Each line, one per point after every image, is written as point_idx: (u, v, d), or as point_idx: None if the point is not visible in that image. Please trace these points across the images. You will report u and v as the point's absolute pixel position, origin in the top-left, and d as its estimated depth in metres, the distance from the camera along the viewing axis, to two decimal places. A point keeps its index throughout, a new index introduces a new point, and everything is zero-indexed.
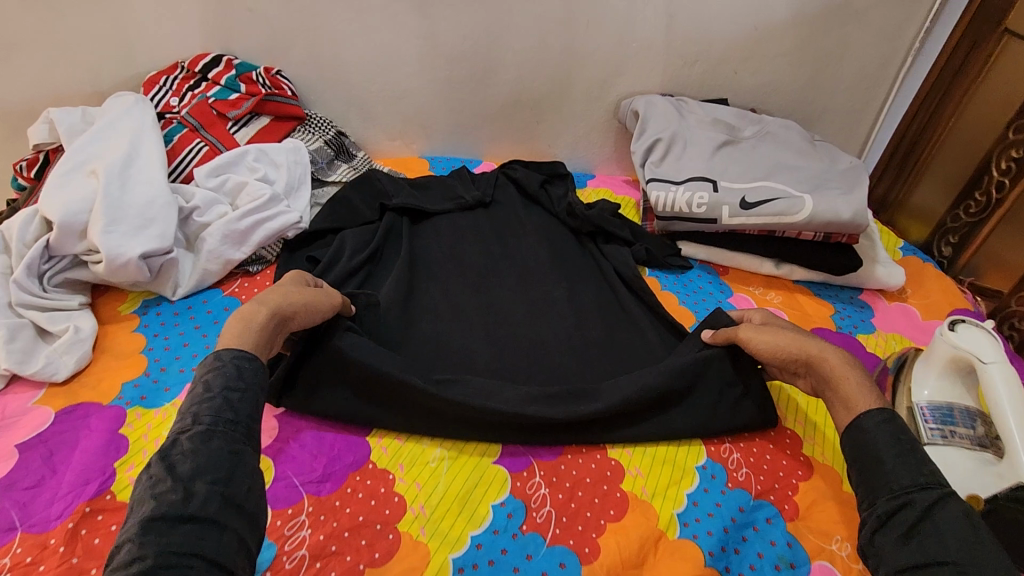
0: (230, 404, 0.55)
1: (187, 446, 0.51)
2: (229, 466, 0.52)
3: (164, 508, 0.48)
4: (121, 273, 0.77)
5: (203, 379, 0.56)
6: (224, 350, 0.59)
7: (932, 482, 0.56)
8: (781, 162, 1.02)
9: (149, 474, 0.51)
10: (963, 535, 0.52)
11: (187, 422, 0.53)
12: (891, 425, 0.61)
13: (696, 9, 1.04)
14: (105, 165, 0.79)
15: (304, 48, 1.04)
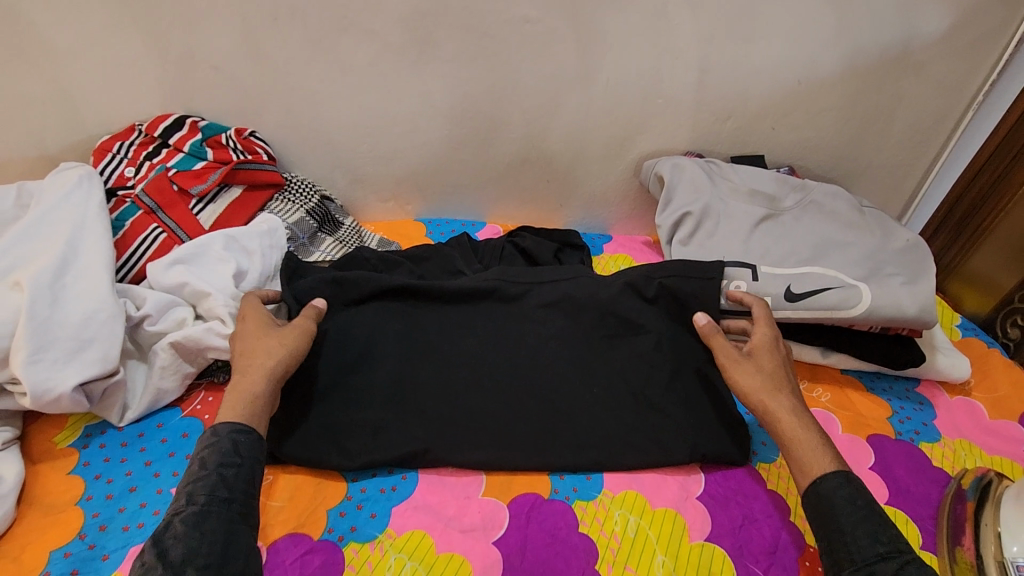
0: (225, 481, 0.57)
1: (179, 531, 0.53)
2: (222, 548, 0.53)
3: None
4: (52, 407, 0.64)
5: (198, 457, 0.58)
6: (221, 425, 0.60)
7: (893, 550, 0.56)
8: (828, 239, 0.90)
9: (142, 559, 0.52)
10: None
11: (182, 503, 0.55)
12: (849, 488, 0.61)
13: (731, 63, 0.92)
14: (31, 274, 0.66)
15: (282, 108, 0.91)
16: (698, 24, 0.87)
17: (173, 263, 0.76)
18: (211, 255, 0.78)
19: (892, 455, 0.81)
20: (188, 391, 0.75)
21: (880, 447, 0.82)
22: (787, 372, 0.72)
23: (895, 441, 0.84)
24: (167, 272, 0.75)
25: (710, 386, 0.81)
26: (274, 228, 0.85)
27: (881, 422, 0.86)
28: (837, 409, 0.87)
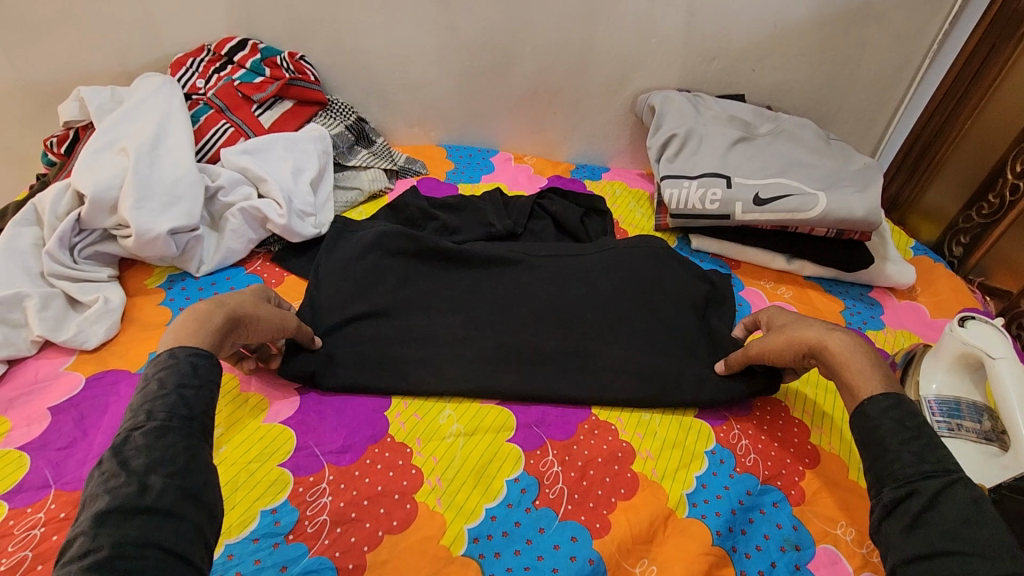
0: (185, 399, 0.50)
1: (139, 442, 0.46)
2: (188, 459, 0.47)
3: (116, 502, 0.42)
4: (149, 247, 0.79)
5: (152, 377, 0.50)
6: (178, 347, 0.53)
7: (938, 469, 0.51)
8: (794, 159, 1.04)
9: (98, 473, 0.45)
10: (977, 526, 0.47)
11: (140, 418, 0.48)
12: (897, 412, 0.56)
13: (716, 6, 1.06)
14: (135, 143, 0.82)
15: (329, 35, 1.06)
16: None
17: (243, 151, 0.91)
18: (273, 150, 0.93)
19: None
20: (249, 256, 0.91)
21: None
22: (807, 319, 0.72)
23: (846, 327, 0.98)
24: (237, 157, 0.90)
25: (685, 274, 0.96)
26: (326, 142, 1.00)
27: (833, 314, 1.00)
28: (797, 303, 1.02)
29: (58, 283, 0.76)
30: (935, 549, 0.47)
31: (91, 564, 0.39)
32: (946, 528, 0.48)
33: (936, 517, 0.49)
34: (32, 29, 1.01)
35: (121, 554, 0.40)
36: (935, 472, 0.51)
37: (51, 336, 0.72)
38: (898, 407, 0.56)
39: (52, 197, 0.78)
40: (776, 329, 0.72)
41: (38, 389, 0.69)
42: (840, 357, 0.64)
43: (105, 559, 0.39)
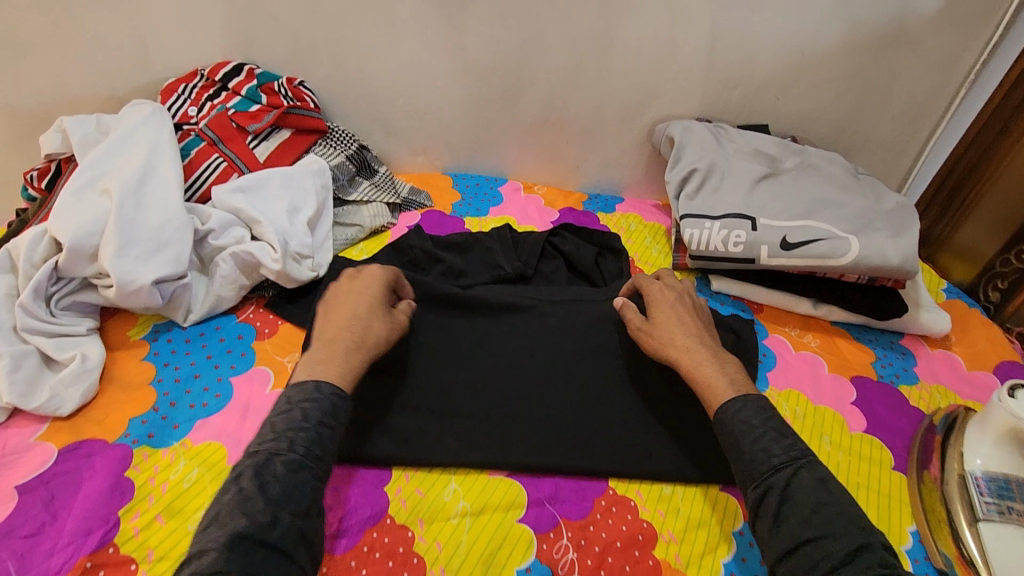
0: (321, 440, 0.59)
1: (279, 472, 0.55)
2: (308, 501, 0.56)
3: (252, 528, 0.52)
4: (133, 298, 0.73)
5: (301, 407, 0.59)
6: (324, 383, 0.62)
7: (784, 462, 0.61)
8: (823, 197, 0.96)
9: (240, 488, 0.54)
10: (826, 510, 0.57)
11: (281, 445, 0.57)
12: (771, 422, 0.64)
13: (743, 33, 0.99)
14: (119, 183, 0.75)
15: (330, 59, 1.00)
16: None
17: (235, 189, 0.85)
18: (268, 187, 0.87)
19: (874, 394, 0.89)
20: (241, 302, 0.85)
21: (862, 386, 0.90)
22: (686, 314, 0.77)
23: (877, 382, 0.92)
24: (229, 196, 0.84)
25: None
26: (325, 177, 0.94)
27: (864, 367, 0.94)
28: (824, 353, 0.95)
29: (31, 340, 0.70)
30: (801, 541, 0.56)
31: None
32: (804, 517, 0.57)
33: (795, 508, 0.58)
34: (14, 51, 0.95)
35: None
36: (784, 465, 0.61)
37: (21, 403, 0.66)
38: (747, 410, 0.65)
39: (28, 244, 0.72)
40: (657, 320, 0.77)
41: (5, 463, 0.63)
42: (692, 367, 0.71)
43: None
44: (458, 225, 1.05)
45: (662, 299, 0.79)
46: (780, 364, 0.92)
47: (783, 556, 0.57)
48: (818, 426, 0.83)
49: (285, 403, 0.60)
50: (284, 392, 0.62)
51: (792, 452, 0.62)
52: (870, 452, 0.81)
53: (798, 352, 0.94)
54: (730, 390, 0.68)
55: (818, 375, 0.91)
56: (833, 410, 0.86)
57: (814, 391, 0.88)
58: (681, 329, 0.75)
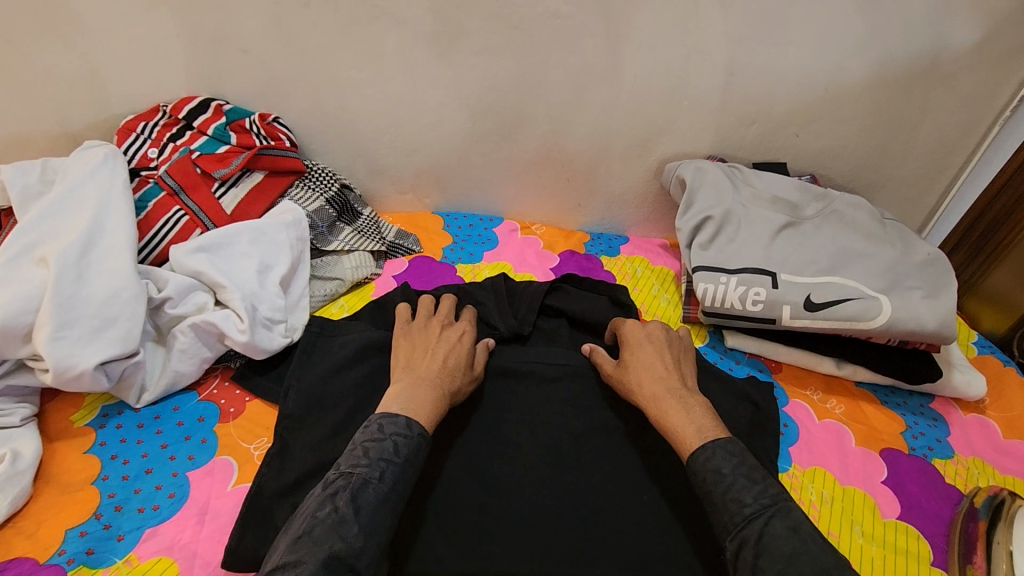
0: (404, 475, 0.58)
1: (371, 501, 0.55)
2: (389, 537, 0.55)
3: (346, 553, 0.51)
4: (72, 384, 0.64)
5: (394, 440, 0.59)
6: (416, 421, 0.62)
7: (757, 510, 0.56)
8: (849, 249, 0.88)
9: (334, 507, 0.54)
10: (801, 563, 0.51)
11: (373, 473, 0.57)
12: (744, 468, 0.59)
13: (762, 67, 0.90)
14: (58, 250, 0.66)
15: (308, 94, 0.91)
16: (729, 25, 0.85)
17: (198, 249, 0.75)
18: (235, 244, 0.78)
19: (906, 471, 0.81)
20: (204, 376, 0.76)
21: (893, 462, 0.82)
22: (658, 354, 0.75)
23: (908, 455, 0.83)
24: (190, 256, 0.74)
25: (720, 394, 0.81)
26: (301, 228, 0.85)
27: (894, 437, 0.85)
28: (851, 422, 0.86)
29: None
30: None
31: None
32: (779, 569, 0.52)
33: (768, 561, 0.52)
34: None
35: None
36: (757, 514, 0.56)
37: None
38: (716, 457, 0.60)
39: None
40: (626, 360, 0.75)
41: None
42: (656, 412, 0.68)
43: None
44: (449, 274, 0.96)
45: (631, 340, 0.77)
46: (802, 437, 0.83)
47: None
48: (847, 513, 0.75)
49: (381, 431, 0.60)
50: (377, 417, 0.62)
51: (764, 500, 0.57)
52: (905, 544, 0.73)
53: (822, 420, 0.86)
54: (697, 437, 0.63)
55: (844, 449, 0.83)
56: (862, 492, 0.78)
57: (841, 469, 0.80)
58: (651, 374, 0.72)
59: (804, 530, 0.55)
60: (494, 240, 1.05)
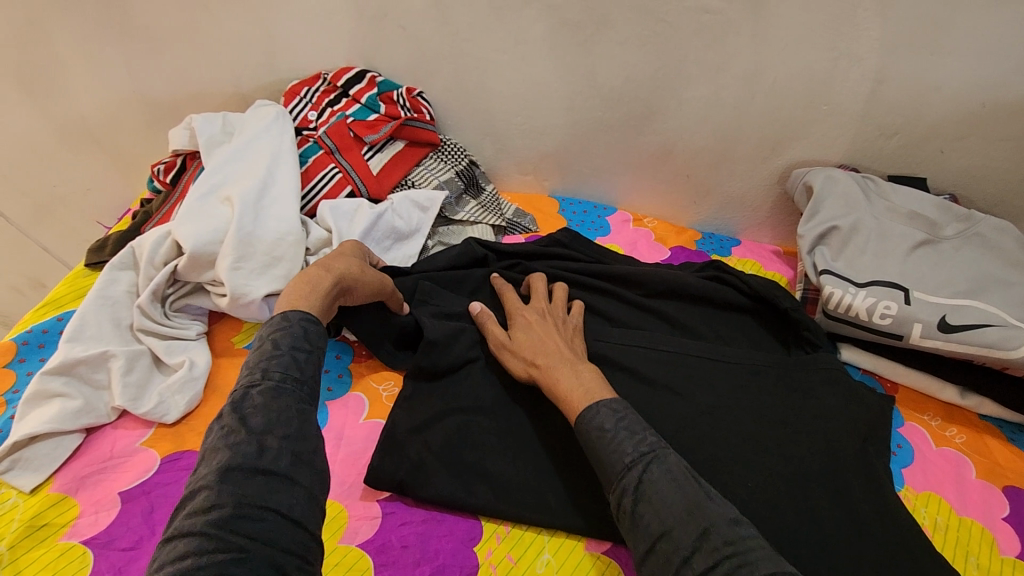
0: (298, 362, 0.54)
1: (259, 400, 0.50)
2: (299, 422, 0.50)
3: (237, 459, 0.46)
4: (241, 310, 0.73)
5: (269, 338, 0.55)
6: (292, 311, 0.58)
7: (637, 457, 0.56)
8: (992, 275, 0.83)
9: (219, 426, 0.49)
10: (677, 506, 0.52)
11: (255, 376, 0.52)
12: (624, 420, 0.60)
13: (914, 75, 0.87)
14: (241, 193, 0.76)
15: (452, 73, 0.97)
16: (885, 30, 0.83)
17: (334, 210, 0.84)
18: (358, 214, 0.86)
19: None
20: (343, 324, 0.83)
21: (1017, 501, 0.77)
22: (542, 332, 0.73)
23: None
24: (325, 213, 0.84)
25: (830, 406, 0.81)
26: (423, 226, 0.91)
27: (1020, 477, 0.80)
28: (971, 453, 0.82)
29: (146, 341, 0.70)
30: (655, 539, 0.51)
31: (219, 518, 0.42)
32: (659, 512, 0.52)
33: (647, 505, 0.53)
34: (155, 42, 0.99)
35: (243, 513, 0.43)
36: (635, 462, 0.55)
37: (131, 406, 0.66)
38: (600, 414, 0.60)
39: (151, 245, 0.73)
40: (523, 327, 0.74)
41: (112, 466, 0.63)
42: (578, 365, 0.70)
43: (230, 515, 0.43)
44: None
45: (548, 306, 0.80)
46: (917, 460, 0.81)
47: (645, 556, 0.52)
48: (962, 543, 0.72)
49: (259, 340, 0.56)
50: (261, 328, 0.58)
51: (645, 446, 0.57)
52: None
53: (938, 447, 0.83)
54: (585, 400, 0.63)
55: (962, 479, 0.79)
56: (980, 525, 0.74)
57: (958, 498, 0.77)
58: (555, 330, 0.74)
59: (678, 470, 0.55)
60: (606, 227, 1.08)
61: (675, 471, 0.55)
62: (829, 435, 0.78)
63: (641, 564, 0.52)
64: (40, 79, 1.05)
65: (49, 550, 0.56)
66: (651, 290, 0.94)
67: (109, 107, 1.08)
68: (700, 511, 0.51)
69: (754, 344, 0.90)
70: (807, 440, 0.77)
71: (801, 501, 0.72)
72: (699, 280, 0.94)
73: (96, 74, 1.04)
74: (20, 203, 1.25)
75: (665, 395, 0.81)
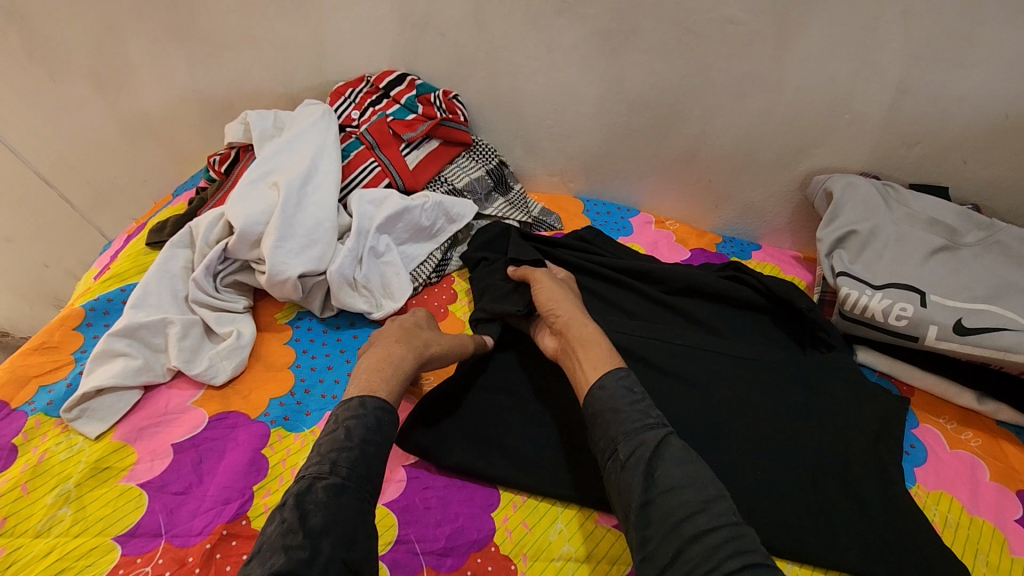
0: (362, 459, 0.59)
1: (322, 497, 0.54)
2: (353, 526, 0.54)
3: (292, 564, 0.49)
4: (277, 288, 0.79)
5: (344, 425, 0.60)
6: (369, 398, 0.64)
7: (655, 423, 0.63)
8: (1012, 282, 0.84)
9: (281, 519, 0.53)
10: (686, 466, 0.59)
11: (324, 468, 0.57)
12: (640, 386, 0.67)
13: (937, 86, 0.89)
14: (287, 179, 0.83)
15: (486, 78, 1.03)
16: (908, 41, 0.85)
17: (365, 201, 0.87)
18: (385, 205, 0.88)
19: None
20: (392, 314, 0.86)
21: None
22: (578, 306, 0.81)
23: None
24: (360, 204, 0.87)
25: (843, 404, 0.83)
26: (444, 231, 0.94)
27: None
28: (986, 457, 0.83)
29: (198, 311, 0.77)
30: (664, 493, 0.57)
31: None
32: (669, 469, 0.59)
33: (661, 461, 0.59)
34: (216, 45, 1.07)
35: None
36: (654, 426, 0.62)
37: (185, 368, 0.72)
38: (629, 379, 0.67)
39: (207, 224, 0.80)
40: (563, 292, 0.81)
41: (165, 421, 0.69)
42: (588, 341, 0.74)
43: None
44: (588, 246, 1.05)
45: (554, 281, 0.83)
46: (930, 460, 0.82)
47: (647, 505, 0.57)
48: (972, 541, 0.73)
49: (331, 425, 0.62)
50: (333, 411, 0.63)
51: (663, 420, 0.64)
52: None
53: (953, 449, 0.83)
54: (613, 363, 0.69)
55: (976, 481, 0.80)
56: (991, 525, 0.75)
57: (971, 499, 0.78)
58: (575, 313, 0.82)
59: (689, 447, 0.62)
60: (627, 226, 1.12)
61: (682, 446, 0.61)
62: (840, 431, 0.80)
63: (637, 512, 0.57)
64: (111, 77, 1.15)
65: (110, 490, 0.62)
66: (669, 287, 0.97)
67: (170, 103, 1.18)
68: (711, 483, 0.58)
69: (768, 342, 0.92)
70: (818, 433, 0.80)
71: (808, 491, 0.74)
72: (717, 279, 0.97)
73: (160, 73, 1.13)
74: (85, 191, 1.36)
75: (680, 385, 0.84)
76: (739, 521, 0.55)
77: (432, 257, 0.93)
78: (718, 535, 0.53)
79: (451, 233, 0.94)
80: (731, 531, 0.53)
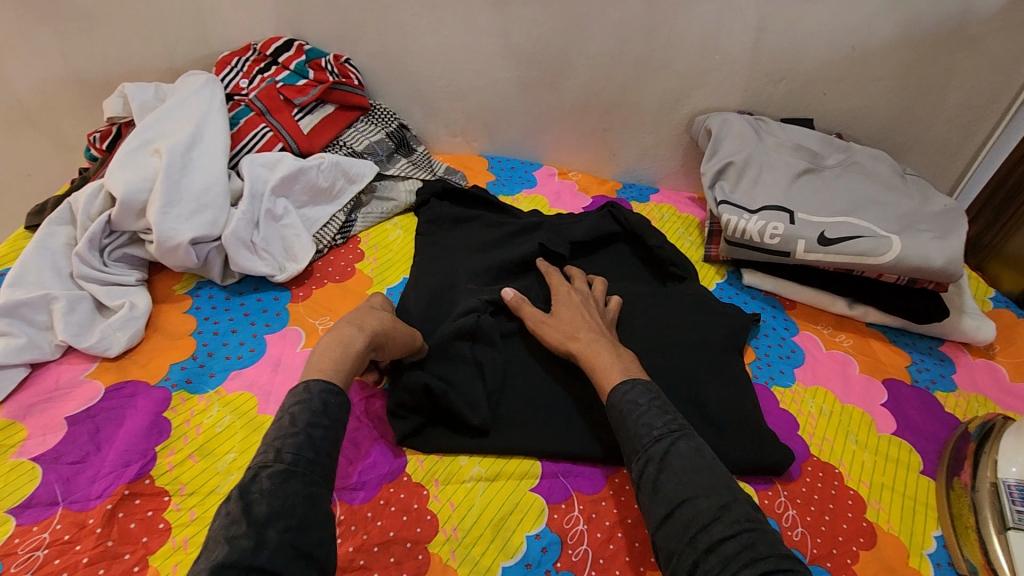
0: (312, 441, 0.54)
1: (266, 486, 0.50)
2: (304, 511, 0.50)
3: (235, 555, 0.45)
4: (170, 255, 0.78)
5: (288, 411, 0.55)
6: (313, 381, 0.58)
7: (664, 431, 0.59)
8: (866, 196, 0.93)
9: (226, 510, 0.49)
10: (698, 474, 0.56)
11: (268, 456, 0.52)
12: (644, 394, 0.63)
13: (790, 22, 0.96)
14: (169, 145, 0.81)
15: (376, 39, 1.03)
16: None
17: (259, 164, 0.87)
18: (278, 166, 0.88)
19: (906, 398, 0.86)
20: (301, 278, 0.87)
21: (895, 390, 0.87)
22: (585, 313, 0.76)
23: (911, 386, 0.88)
24: (253, 167, 0.87)
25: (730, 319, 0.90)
26: (346, 192, 0.95)
27: (898, 369, 0.90)
28: (857, 354, 0.92)
29: (86, 287, 0.75)
30: (676, 504, 0.54)
31: None
32: (677, 476, 0.56)
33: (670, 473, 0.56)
34: (85, 21, 1.02)
35: None
36: (663, 435, 0.59)
37: (75, 342, 0.70)
38: (633, 390, 0.63)
39: (86, 198, 0.78)
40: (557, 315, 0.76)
41: (57, 396, 0.68)
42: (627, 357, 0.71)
43: None
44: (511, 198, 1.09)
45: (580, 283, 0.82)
46: (808, 361, 0.90)
47: (663, 520, 0.54)
48: (844, 424, 0.82)
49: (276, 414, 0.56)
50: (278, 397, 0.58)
51: (672, 424, 0.60)
52: (898, 456, 0.79)
53: (828, 351, 0.92)
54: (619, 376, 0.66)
55: (847, 374, 0.89)
56: (860, 410, 0.84)
57: (843, 390, 0.86)
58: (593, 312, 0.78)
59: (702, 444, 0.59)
60: (532, 180, 1.15)
61: (692, 447, 0.58)
62: None
63: (659, 529, 0.55)
64: None
65: None
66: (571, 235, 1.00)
67: (43, 88, 1.11)
68: (723, 486, 0.55)
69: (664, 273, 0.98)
70: None
71: None
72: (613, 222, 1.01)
73: (28, 55, 1.06)
74: None
75: None
76: (754, 525, 0.52)
77: (335, 219, 0.93)
78: (732, 545, 0.51)
79: (353, 194, 0.95)
80: (748, 538, 0.51)
